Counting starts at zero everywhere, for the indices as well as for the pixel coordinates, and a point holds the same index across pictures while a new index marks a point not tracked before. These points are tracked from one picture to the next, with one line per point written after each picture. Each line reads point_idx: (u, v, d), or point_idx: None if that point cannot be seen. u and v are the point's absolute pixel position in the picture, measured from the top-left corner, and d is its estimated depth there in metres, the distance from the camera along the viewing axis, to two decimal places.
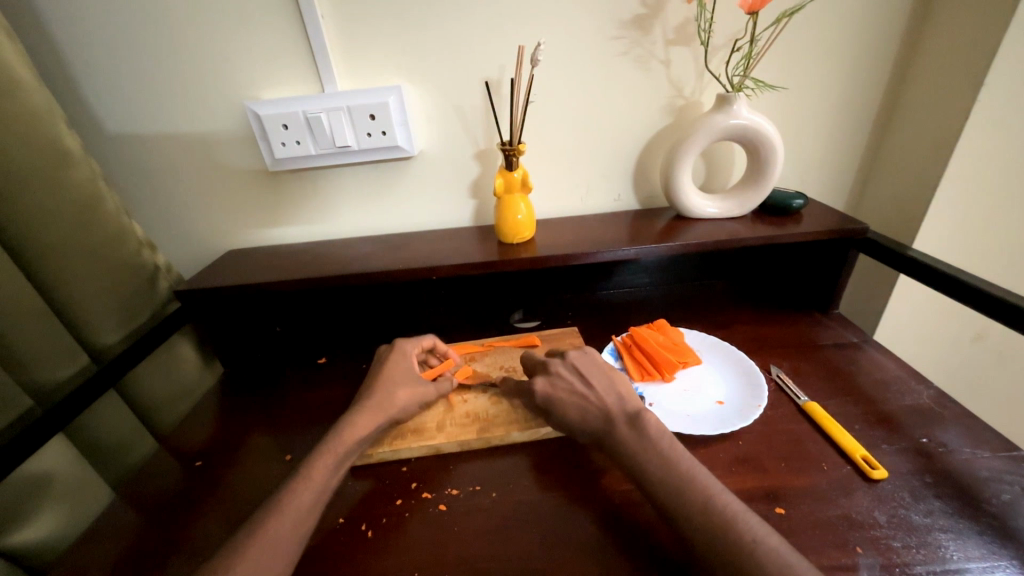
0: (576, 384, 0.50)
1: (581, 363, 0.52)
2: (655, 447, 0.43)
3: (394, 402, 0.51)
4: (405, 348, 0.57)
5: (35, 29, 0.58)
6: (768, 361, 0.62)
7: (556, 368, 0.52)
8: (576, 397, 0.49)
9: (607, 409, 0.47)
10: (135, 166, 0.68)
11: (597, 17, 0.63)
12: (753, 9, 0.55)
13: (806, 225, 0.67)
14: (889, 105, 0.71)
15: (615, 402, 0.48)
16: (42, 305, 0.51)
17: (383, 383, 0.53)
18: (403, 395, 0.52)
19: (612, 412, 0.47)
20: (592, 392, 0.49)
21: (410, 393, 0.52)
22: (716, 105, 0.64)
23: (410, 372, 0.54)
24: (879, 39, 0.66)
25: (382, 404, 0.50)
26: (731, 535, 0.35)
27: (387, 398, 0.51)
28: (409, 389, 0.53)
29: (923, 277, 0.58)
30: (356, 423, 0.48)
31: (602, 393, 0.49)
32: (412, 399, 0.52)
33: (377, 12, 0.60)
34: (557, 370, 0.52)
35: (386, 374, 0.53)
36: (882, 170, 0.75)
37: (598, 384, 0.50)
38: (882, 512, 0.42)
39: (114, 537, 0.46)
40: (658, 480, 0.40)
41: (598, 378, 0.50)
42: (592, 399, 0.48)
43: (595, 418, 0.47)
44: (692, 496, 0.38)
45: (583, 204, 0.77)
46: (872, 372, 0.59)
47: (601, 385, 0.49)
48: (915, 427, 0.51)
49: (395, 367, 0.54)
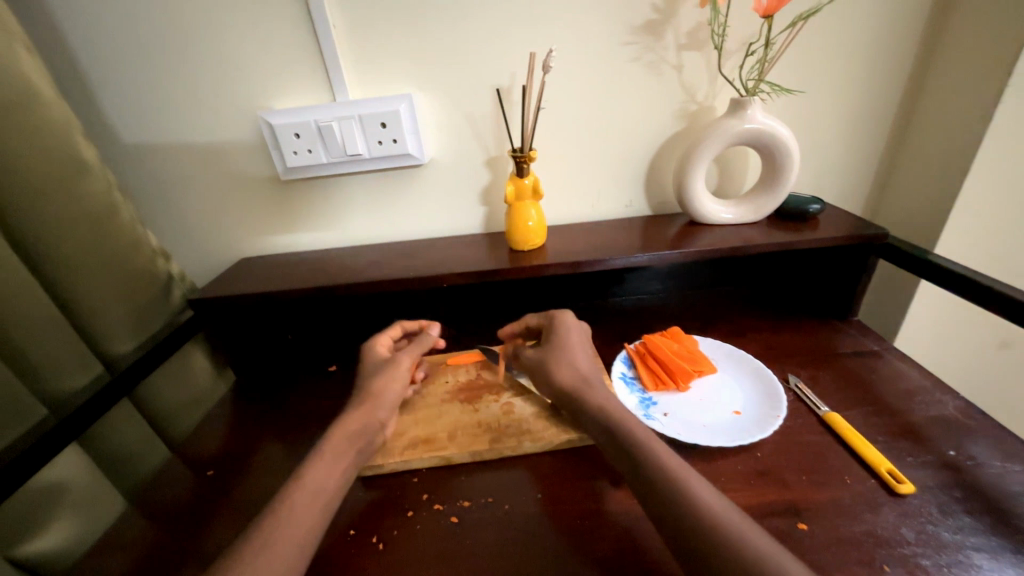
0: (561, 345, 0.54)
1: (568, 327, 0.56)
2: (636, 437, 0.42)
3: (378, 390, 0.51)
4: (375, 345, 0.57)
5: (56, 44, 0.59)
6: (786, 369, 0.61)
7: (557, 328, 0.56)
8: (560, 356, 0.53)
9: (587, 373, 0.50)
10: (149, 176, 0.68)
11: (609, 23, 0.63)
12: (768, 13, 0.54)
13: (824, 230, 0.65)
14: (908, 108, 0.69)
15: (592, 370, 0.51)
16: (58, 314, 0.52)
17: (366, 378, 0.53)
18: (381, 381, 0.52)
19: (587, 383, 0.49)
20: (573, 359, 0.52)
21: (382, 378, 0.52)
22: (729, 110, 0.63)
23: (385, 361, 0.55)
24: (896, 41, 0.65)
25: (373, 392, 0.51)
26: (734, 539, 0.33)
27: (383, 389, 0.51)
28: (387, 374, 0.53)
29: (945, 282, 0.56)
30: (349, 418, 0.48)
31: (580, 362, 0.52)
32: (393, 383, 0.52)
33: (388, 20, 0.61)
34: (554, 331, 0.56)
35: (367, 370, 0.54)
36: (900, 174, 0.73)
37: (577, 350, 0.53)
38: (910, 529, 0.41)
39: (126, 545, 0.46)
40: (646, 476, 0.39)
41: (578, 341, 0.55)
42: (572, 366, 0.51)
43: (574, 380, 0.50)
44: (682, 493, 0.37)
45: (593, 210, 0.77)
46: (895, 382, 0.58)
47: (582, 357, 0.53)
48: (942, 439, 0.49)
49: (374, 363, 0.55)
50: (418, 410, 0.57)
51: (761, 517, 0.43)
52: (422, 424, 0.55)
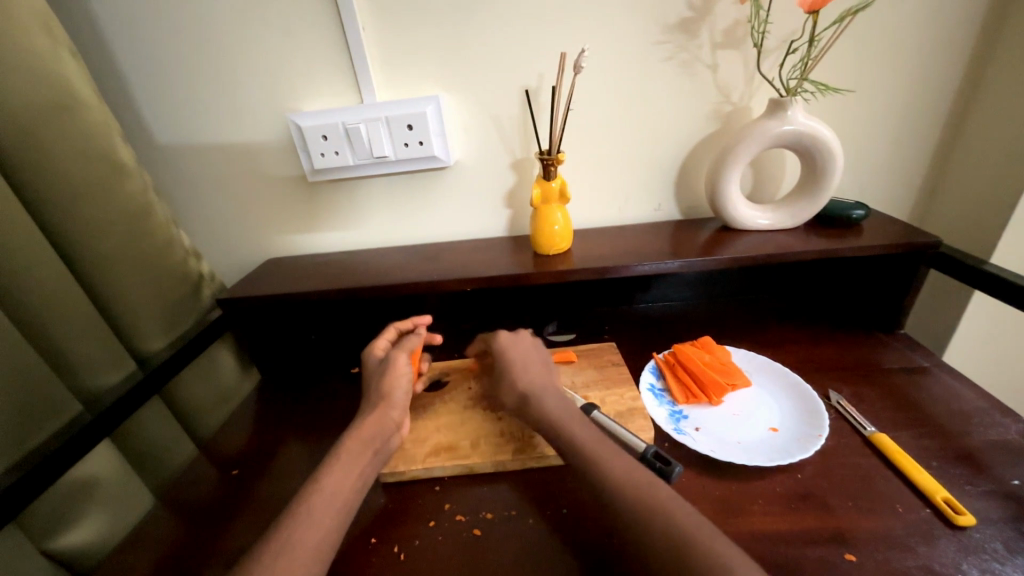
0: (517, 359, 0.55)
1: (523, 343, 0.57)
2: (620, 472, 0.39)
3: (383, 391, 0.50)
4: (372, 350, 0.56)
5: (97, 48, 0.61)
6: (826, 384, 0.58)
7: (502, 345, 0.57)
8: (516, 370, 0.54)
9: (544, 388, 0.51)
10: (183, 176, 0.70)
11: (642, 21, 0.61)
12: (814, 8, 0.51)
13: (869, 237, 0.62)
14: (963, 108, 0.65)
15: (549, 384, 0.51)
16: (95, 312, 0.53)
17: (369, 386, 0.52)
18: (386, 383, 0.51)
19: (538, 397, 0.49)
20: (529, 373, 0.53)
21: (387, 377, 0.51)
22: (768, 111, 0.60)
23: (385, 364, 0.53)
24: (952, 37, 0.61)
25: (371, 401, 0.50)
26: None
27: (391, 389, 0.50)
28: (390, 375, 0.51)
29: (1004, 296, 0.52)
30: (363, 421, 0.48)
31: (538, 377, 0.52)
32: (398, 383, 0.51)
33: (417, 22, 0.60)
34: (500, 348, 0.57)
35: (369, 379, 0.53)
36: (953, 179, 0.68)
37: (535, 364, 0.55)
38: (972, 565, 0.37)
39: (153, 543, 0.46)
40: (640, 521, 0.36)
41: (534, 355, 0.56)
42: (527, 381, 0.52)
43: (529, 395, 0.50)
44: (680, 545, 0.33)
45: (621, 214, 0.74)
46: (948, 402, 0.54)
47: (542, 372, 0.53)
48: (1004, 466, 0.45)
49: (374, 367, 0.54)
50: (437, 412, 0.57)
51: (804, 544, 0.40)
52: (443, 430, 0.54)
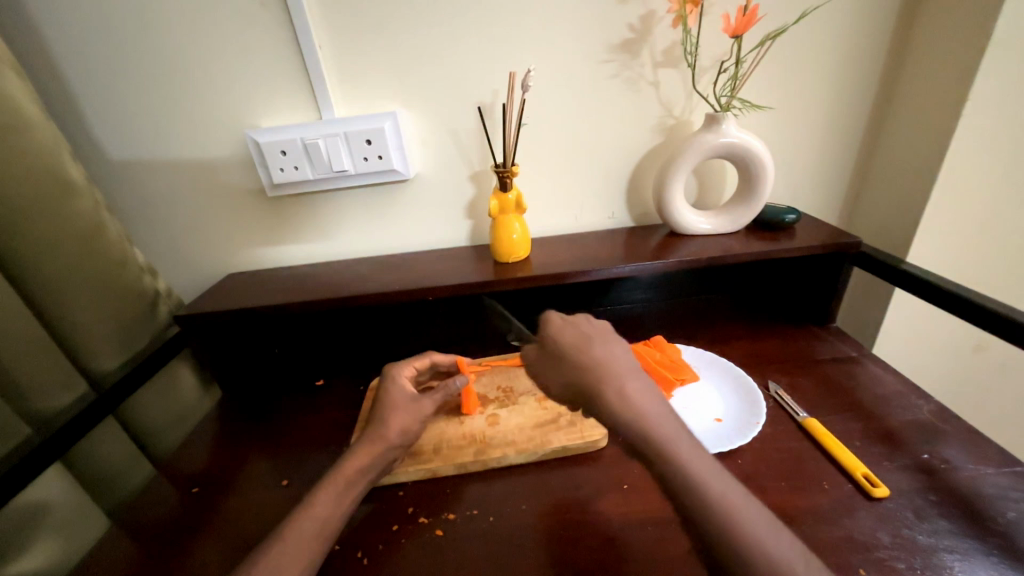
0: (579, 335, 0.45)
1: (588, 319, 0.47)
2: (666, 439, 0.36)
3: (396, 427, 0.49)
4: (395, 375, 0.54)
5: (42, 64, 0.60)
6: (766, 376, 0.62)
7: (553, 321, 0.47)
8: (578, 345, 0.43)
9: (617, 359, 0.42)
10: (137, 193, 0.69)
11: (587, 42, 0.65)
12: (737, 33, 0.57)
13: (800, 239, 0.67)
14: (876, 121, 0.72)
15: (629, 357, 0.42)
16: (44, 334, 0.52)
17: (382, 412, 0.50)
18: (401, 421, 0.50)
19: (606, 368, 0.41)
20: (602, 343, 0.43)
21: (403, 416, 0.50)
22: (705, 125, 0.65)
23: (407, 397, 0.52)
24: (862, 58, 0.68)
25: (382, 432, 0.48)
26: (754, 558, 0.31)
27: (403, 428, 0.49)
28: (406, 414, 0.50)
29: (917, 289, 0.58)
30: (359, 453, 0.46)
31: (616, 348, 0.43)
32: (410, 428, 0.50)
33: (371, 41, 0.62)
34: (553, 324, 0.47)
35: (386, 403, 0.51)
36: (872, 185, 0.75)
37: (604, 335, 0.44)
38: (886, 532, 0.42)
39: (109, 565, 0.46)
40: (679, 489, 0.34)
41: (598, 327, 0.46)
42: (597, 354, 0.42)
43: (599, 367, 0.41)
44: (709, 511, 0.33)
45: (578, 222, 0.78)
46: (872, 388, 0.59)
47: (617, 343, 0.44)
48: (917, 443, 0.51)
49: (394, 397, 0.52)
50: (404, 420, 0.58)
51: None
52: None
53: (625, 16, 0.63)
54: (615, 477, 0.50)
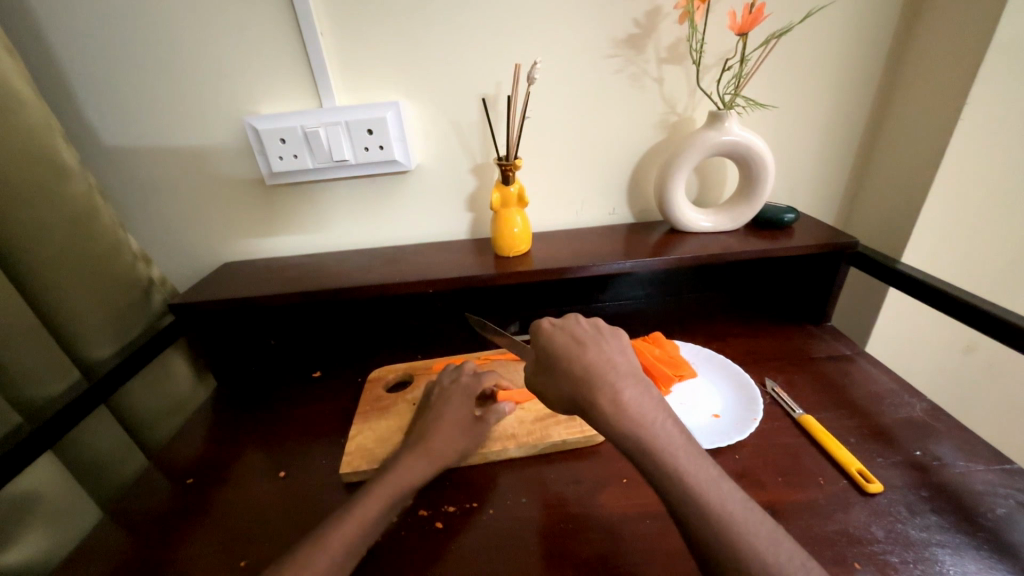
0: (570, 339, 0.46)
1: (578, 321, 0.48)
2: (653, 436, 0.38)
3: (446, 450, 0.49)
4: (465, 391, 0.54)
5: (34, 45, 0.58)
6: (763, 374, 0.63)
7: (544, 329, 0.47)
8: (570, 348, 0.45)
9: (609, 359, 0.43)
10: (130, 179, 0.67)
11: (593, 36, 0.64)
12: (743, 30, 0.57)
13: (799, 239, 0.68)
14: (875, 123, 0.73)
15: (622, 357, 0.44)
16: (35, 320, 0.51)
17: (434, 426, 0.50)
18: (452, 435, 0.50)
19: (602, 374, 0.42)
20: (594, 345, 0.45)
21: (455, 436, 0.50)
22: (708, 122, 0.65)
23: (464, 417, 0.52)
24: (864, 60, 0.68)
25: (435, 448, 0.48)
26: (737, 551, 0.32)
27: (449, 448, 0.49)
28: (457, 428, 0.51)
29: (912, 291, 0.58)
30: (410, 468, 0.46)
31: (609, 349, 0.44)
32: (461, 449, 0.50)
33: (375, 29, 0.61)
34: (544, 330, 0.47)
35: (442, 420, 0.51)
36: (869, 186, 0.76)
37: (596, 337, 0.46)
38: (879, 527, 0.42)
39: (101, 557, 0.45)
40: (664, 483, 0.36)
41: (588, 330, 0.47)
42: (589, 354, 0.43)
43: (594, 369, 0.42)
44: (692, 505, 0.34)
45: (578, 217, 0.78)
46: (867, 386, 0.60)
47: (610, 344, 0.45)
48: (909, 440, 0.52)
49: (455, 414, 0.52)
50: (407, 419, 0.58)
51: None
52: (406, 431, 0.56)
53: (631, 10, 0.63)
54: (614, 471, 0.50)
